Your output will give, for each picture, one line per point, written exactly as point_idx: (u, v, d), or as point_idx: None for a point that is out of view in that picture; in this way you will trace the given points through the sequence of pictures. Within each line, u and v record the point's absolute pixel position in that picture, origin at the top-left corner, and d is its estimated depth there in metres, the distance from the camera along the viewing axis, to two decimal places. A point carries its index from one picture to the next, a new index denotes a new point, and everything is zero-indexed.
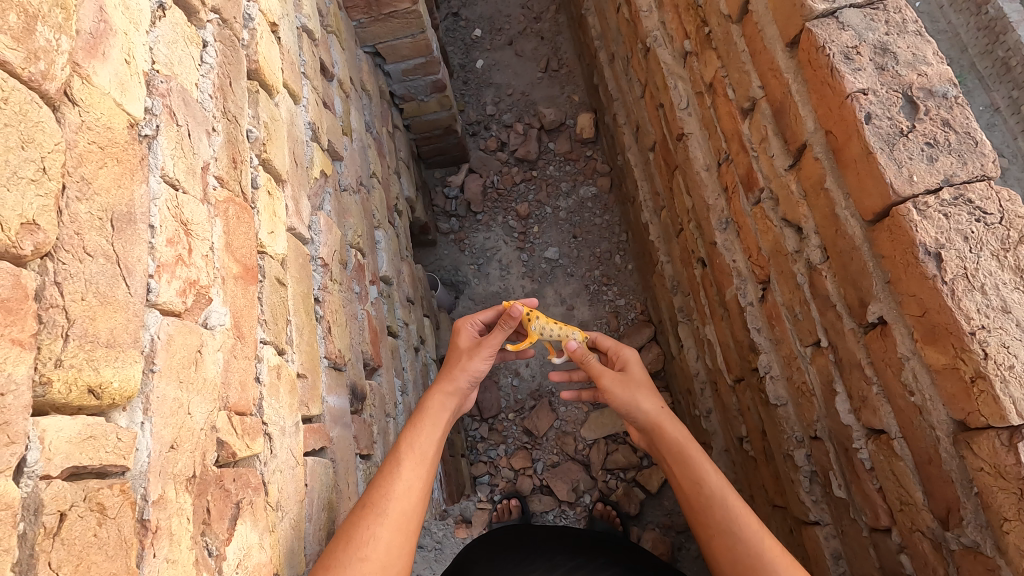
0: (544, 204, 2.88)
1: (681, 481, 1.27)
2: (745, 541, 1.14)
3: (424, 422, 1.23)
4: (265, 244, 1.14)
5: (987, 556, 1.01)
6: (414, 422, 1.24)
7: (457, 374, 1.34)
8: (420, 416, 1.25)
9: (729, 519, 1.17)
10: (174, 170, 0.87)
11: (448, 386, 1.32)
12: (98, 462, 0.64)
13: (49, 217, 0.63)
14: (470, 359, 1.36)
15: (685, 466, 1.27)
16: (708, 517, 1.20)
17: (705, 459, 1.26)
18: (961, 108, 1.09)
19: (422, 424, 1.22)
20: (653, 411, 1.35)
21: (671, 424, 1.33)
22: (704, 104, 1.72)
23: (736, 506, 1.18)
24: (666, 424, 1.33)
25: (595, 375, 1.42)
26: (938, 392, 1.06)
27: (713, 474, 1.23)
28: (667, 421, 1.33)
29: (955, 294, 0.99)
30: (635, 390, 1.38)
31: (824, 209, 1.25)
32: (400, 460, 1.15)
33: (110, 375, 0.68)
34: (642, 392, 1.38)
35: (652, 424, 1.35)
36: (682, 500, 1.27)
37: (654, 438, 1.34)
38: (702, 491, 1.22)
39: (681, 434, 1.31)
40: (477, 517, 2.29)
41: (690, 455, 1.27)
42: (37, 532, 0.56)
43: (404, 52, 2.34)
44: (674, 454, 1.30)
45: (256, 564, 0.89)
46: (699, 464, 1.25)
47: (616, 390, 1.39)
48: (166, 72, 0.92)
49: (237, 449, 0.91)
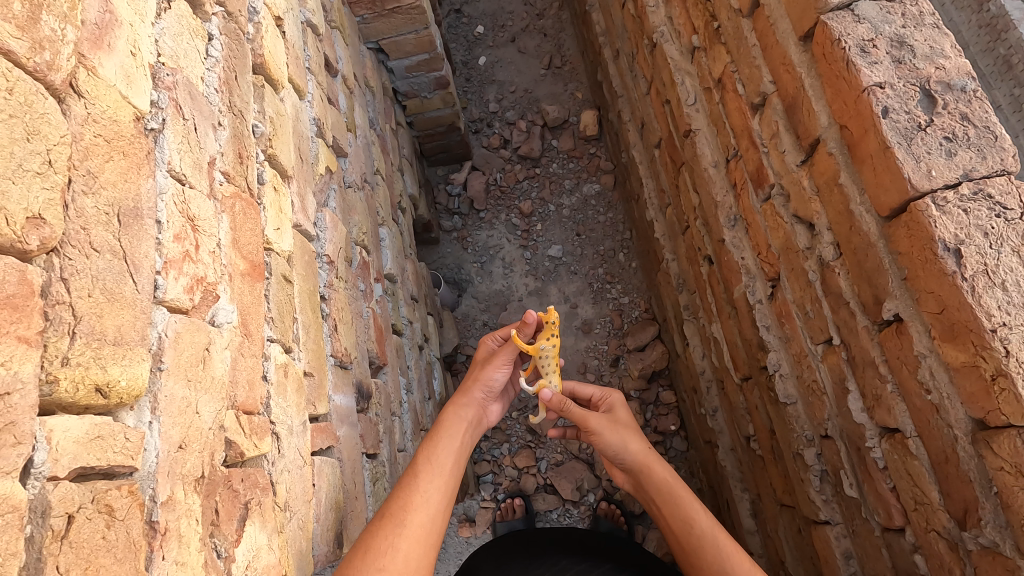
0: (547, 201, 2.86)
1: (669, 520, 1.25)
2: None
3: (441, 433, 1.23)
4: (272, 241, 1.12)
5: (1006, 557, 1.00)
6: (432, 435, 1.24)
7: (471, 387, 1.35)
8: (438, 428, 1.25)
9: (721, 560, 1.16)
10: (180, 165, 0.85)
11: (463, 399, 1.32)
12: (105, 462, 0.63)
13: (55, 211, 0.61)
14: (483, 370, 1.38)
15: (674, 507, 1.25)
16: (699, 559, 1.19)
17: (695, 500, 1.25)
18: (979, 102, 1.08)
19: (440, 437, 1.22)
20: (641, 452, 1.32)
21: (657, 462, 1.31)
22: (713, 99, 1.70)
23: (728, 547, 1.17)
24: (652, 462, 1.32)
25: (584, 421, 1.36)
26: (956, 390, 1.05)
27: (703, 516, 1.22)
28: (654, 463, 1.31)
29: (975, 291, 0.97)
30: (621, 432, 1.35)
31: (838, 206, 1.23)
32: (418, 471, 1.15)
33: (117, 373, 0.66)
34: (629, 434, 1.35)
35: (638, 463, 1.32)
36: (672, 542, 1.25)
37: (642, 476, 1.32)
38: (692, 528, 1.21)
39: (666, 471, 1.30)
40: (480, 517, 2.32)
41: (680, 496, 1.25)
42: (45, 535, 0.55)
43: (408, 48, 2.32)
44: (663, 495, 1.28)
45: (265, 566, 0.88)
46: (688, 505, 1.24)
47: (604, 434, 1.34)
48: (172, 65, 0.90)
49: (245, 449, 0.89)
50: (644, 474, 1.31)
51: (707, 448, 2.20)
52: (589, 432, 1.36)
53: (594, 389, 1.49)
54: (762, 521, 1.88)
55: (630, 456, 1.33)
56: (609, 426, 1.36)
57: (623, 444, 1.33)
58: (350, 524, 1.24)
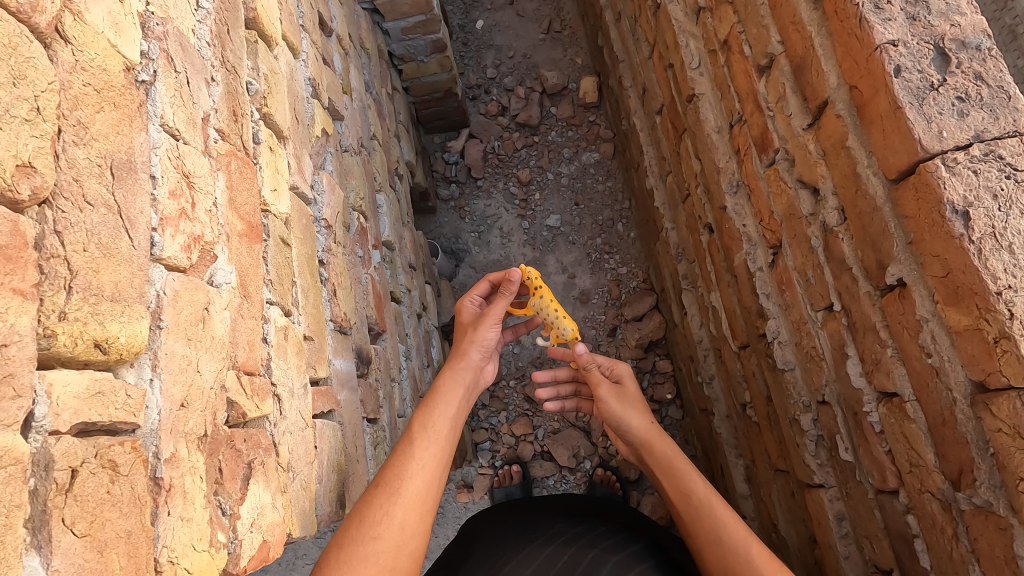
0: (546, 170, 2.82)
1: (670, 495, 1.27)
2: (733, 548, 1.13)
3: (438, 400, 1.23)
4: (268, 203, 1.10)
5: (999, 516, 1.01)
6: (428, 401, 1.24)
7: (467, 349, 1.35)
8: (435, 394, 1.25)
9: (716, 527, 1.16)
10: (174, 120, 0.83)
11: (459, 362, 1.33)
12: (107, 418, 0.62)
13: (46, 160, 0.59)
14: (476, 331, 1.37)
15: (672, 480, 1.27)
16: (696, 528, 1.20)
17: (694, 469, 1.26)
18: (994, 61, 1.05)
19: (436, 402, 1.23)
20: (643, 425, 1.36)
21: (655, 442, 1.34)
22: (719, 61, 1.65)
23: (723, 514, 1.17)
24: (655, 439, 1.34)
25: (593, 384, 1.44)
26: (957, 353, 1.05)
27: (701, 484, 1.23)
28: (655, 438, 1.35)
29: (982, 254, 0.97)
30: (629, 405, 1.39)
31: (844, 169, 1.22)
32: (413, 439, 1.16)
33: (116, 330, 0.65)
34: (634, 408, 1.39)
35: (639, 439, 1.36)
36: (674, 515, 1.26)
37: (646, 454, 1.35)
38: (688, 499, 1.23)
39: (663, 446, 1.33)
40: (479, 483, 2.35)
41: (678, 468, 1.27)
42: (49, 488, 0.55)
43: (404, 9, 2.24)
44: (662, 467, 1.31)
45: (270, 524, 0.89)
46: (686, 476, 1.25)
47: (609, 403, 1.40)
48: (161, 14, 0.86)
49: (247, 410, 0.89)
50: (646, 449, 1.35)
51: (702, 416, 2.23)
52: (597, 399, 1.43)
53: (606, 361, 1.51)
54: (755, 486, 1.91)
55: (642, 438, 1.36)
56: (621, 398, 1.41)
57: (634, 424, 1.37)
58: (351, 487, 1.25)
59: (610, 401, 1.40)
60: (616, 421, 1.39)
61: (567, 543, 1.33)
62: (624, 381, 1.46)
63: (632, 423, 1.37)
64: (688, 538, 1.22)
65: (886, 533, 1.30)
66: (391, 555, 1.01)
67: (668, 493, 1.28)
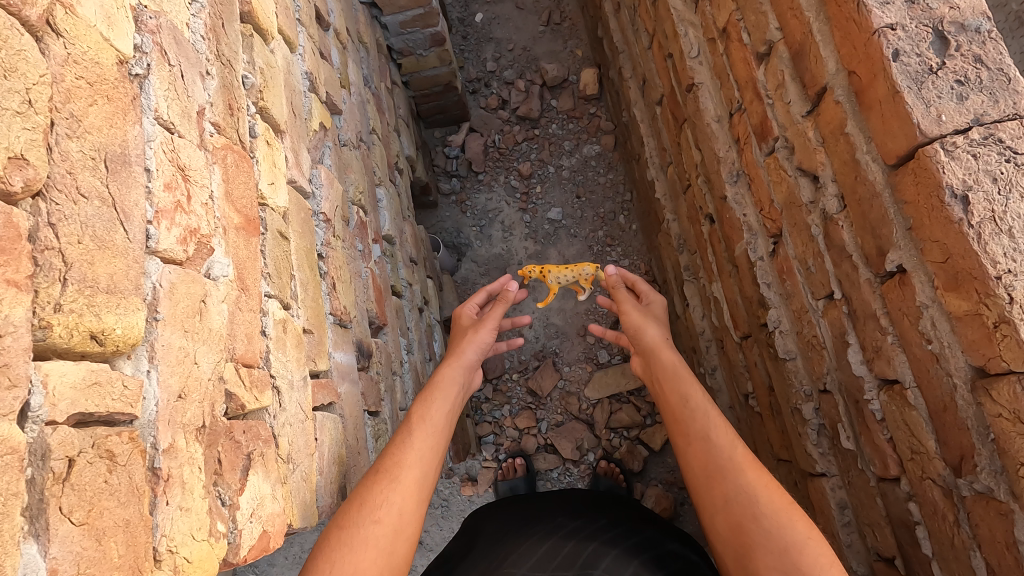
0: (546, 162, 2.81)
1: (669, 397, 1.27)
2: (718, 448, 1.13)
3: (436, 394, 1.25)
4: (266, 196, 1.10)
5: (1000, 501, 1.01)
6: (426, 394, 1.25)
7: (466, 347, 1.38)
8: (434, 387, 1.27)
9: (707, 428, 1.17)
10: (168, 113, 0.83)
11: (458, 358, 1.35)
12: (105, 409, 0.63)
13: (38, 153, 0.59)
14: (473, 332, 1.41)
15: (674, 385, 1.27)
16: (687, 430, 1.20)
17: (695, 381, 1.26)
18: (994, 43, 1.03)
19: (435, 395, 1.24)
20: (656, 338, 1.37)
21: (663, 352, 1.34)
22: (718, 50, 1.64)
23: (716, 421, 1.17)
24: (663, 349, 1.35)
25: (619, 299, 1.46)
26: (957, 339, 1.04)
27: (699, 394, 1.23)
28: (665, 348, 1.35)
29: (981, 238, 0.96)
30: (652, 320, 1.42)
31: (844, 155, 1.21)
32: (413, 429, 1.16)
33: (112, 321, 0.65)
34: (655, 323, 1.41)
35: (650, 347, 1.37)
36: (667, 420, 1.26)
37: (653, 365, 1.35)
38: (683, 402, 1.24)
39: (667, 357, 1.33)
40: (483, 476, 2.33)
41: (680, 375, 1.28)
42: (46, 477, 0.55)
43: (402, 3, 2.23)
44: (665, 375, 1.30)
45: (270, 514, 0.89)
46: (687, 383, 1.26)
47: (632, 313, 1.42)
48: (155, 7, 0.86)
49: (246, 402, 0.89)
50: (654, 358, 1.35)
51: None
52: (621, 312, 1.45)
53: (646, 288, 1.54)
54: None
55: (652, 348, 1.36)
56: (646, 313, 1.43)
57: (651, 336, 1.38)
58: (353, 479, 1.25)
59: (636, 312, 1.43)
60: (635, 334, 1.40)
61: (567, 537, 1.32)
62: (654, 306, 1.48)
63: (652, 333, 1.39)
64: (677, 440, 1.22)
65: (889, 521, 1.30)
66: (390, 540, 1.00)
67: (667, 397, 1.28)
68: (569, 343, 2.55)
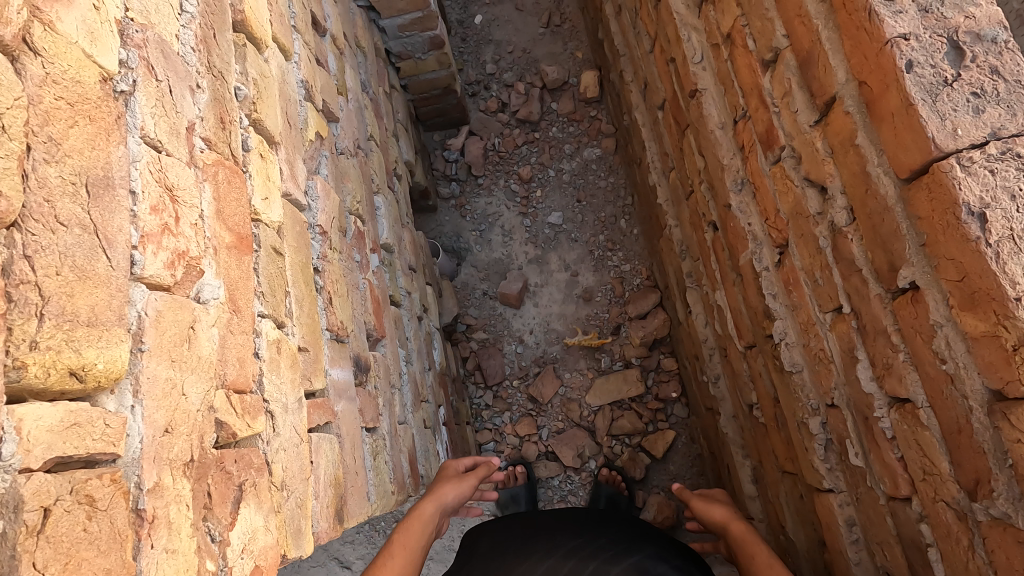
0: (546, 166, 2.78)
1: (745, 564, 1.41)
2: None
3: (413, 525, 1.33)
4: (259, 211, 1.06)
5: (1017, 529, 0.97)
6: (404, 523, 1.34)
7: (447, 488, 1.48)
8: (411, 518, 1.35)
9: None
10: (155, 130, 0.79)
11: (437, 494, 1.45)
12: (84, 451, 0.60)
13: (12, 181, 0.56)
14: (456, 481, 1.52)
15: (745, 551, 1.42)
16: None
17: (761, 542, 1.42)
18: (1011, 53, 1.00)
19: (411, 528, 1.32)
20: (723, 513, 1.56)
21: (731, 527, 1.52)
22: (722, 55, 1.61)
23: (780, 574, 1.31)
24: (730, 524, 1.53)
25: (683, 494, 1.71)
26: (973, 360, 1.01)
27: (764, 555, 1.38)
28: (732, 521, 1.53)
29: (1000, 258, 0.92)
30: (716, 502, 1.62)
31: (854, 167, 1.17)
32: (388, 557, 1.24)
33: (93, 356, 0.62)
34: (718, 503, 1.62)
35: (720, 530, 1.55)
36: None
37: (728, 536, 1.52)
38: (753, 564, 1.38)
39: (736, 529, 1.50)
40: (483, 484, 2.34)
41: (745, 541, 1.44)
42: (19, 531, 0.52)
43: (400, 6, 2.20)
44: (737, 546, 1.46)
45: (262, 547, 0.86)
46: (753, 544, 1.42)
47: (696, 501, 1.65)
48: (142, 20, 0.82)
49: (237, 429, 0.86)
50: (726, 533, 1.52)
51: (708, 415, 2.19)
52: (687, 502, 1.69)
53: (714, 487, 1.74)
54: (762, 487, 1.88)
55: (723, 525, 1.55)
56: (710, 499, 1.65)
57: (716, 514, 1.57)
58: (350, 500, 1.22)
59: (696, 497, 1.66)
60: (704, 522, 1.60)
61: (568, 556, 1.31)
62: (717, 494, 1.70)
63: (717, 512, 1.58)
64: None
65: (899, 541, 1.26)
66: None
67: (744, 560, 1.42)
68: (570, 349, 2.52)
